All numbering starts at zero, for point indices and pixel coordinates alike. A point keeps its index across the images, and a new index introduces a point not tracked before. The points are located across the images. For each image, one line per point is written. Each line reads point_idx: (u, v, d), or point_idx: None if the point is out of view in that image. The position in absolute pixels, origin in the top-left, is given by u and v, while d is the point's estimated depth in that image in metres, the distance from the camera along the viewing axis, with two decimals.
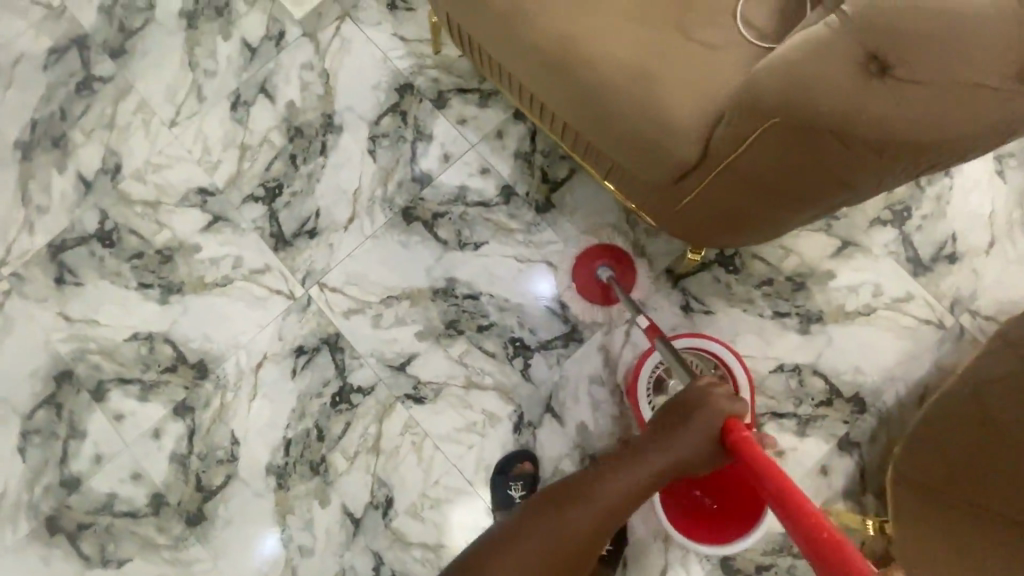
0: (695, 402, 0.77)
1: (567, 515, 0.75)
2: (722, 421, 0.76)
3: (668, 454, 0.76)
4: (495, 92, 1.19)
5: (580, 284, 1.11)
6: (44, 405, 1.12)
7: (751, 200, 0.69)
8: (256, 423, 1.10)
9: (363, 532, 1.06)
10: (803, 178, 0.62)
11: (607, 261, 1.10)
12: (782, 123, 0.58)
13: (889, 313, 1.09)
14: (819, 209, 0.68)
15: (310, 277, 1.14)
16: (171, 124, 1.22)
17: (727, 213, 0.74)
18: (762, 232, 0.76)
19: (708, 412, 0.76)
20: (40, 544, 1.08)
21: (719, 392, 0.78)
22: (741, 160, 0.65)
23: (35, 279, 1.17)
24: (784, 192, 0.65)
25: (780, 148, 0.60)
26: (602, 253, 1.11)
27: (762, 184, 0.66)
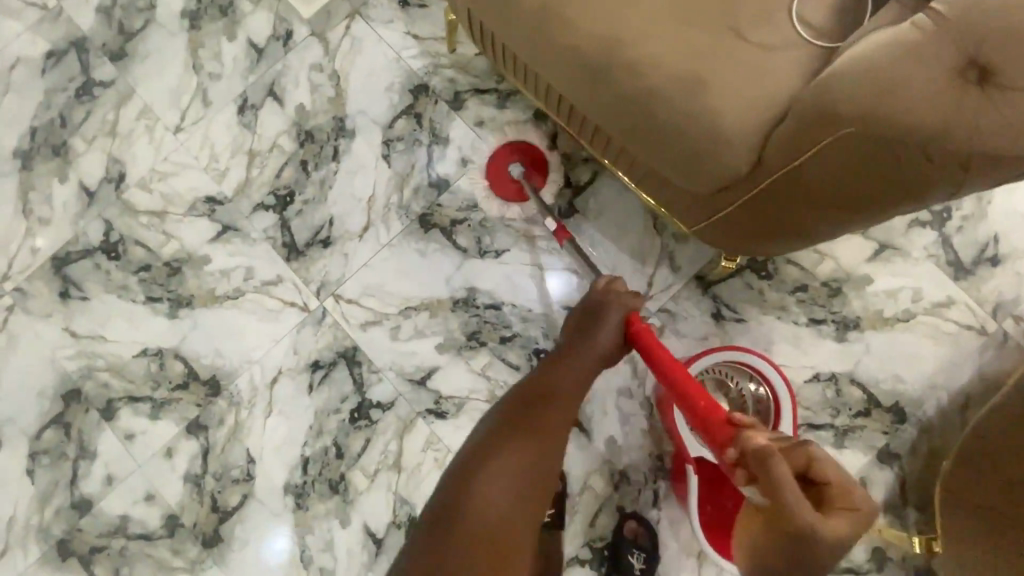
0: (600, 301, 0.88)
1: (521, 438, 0.78)
2: (623, 312, 0.86)
3: (596, 350, 0.85)
4: (514, 92, 1.14)
5: (494, 183, 1.11)
6: (53, 425, 1.08)
7: (803, 212, 0.68)
8: (272, 441, 1.06)
9: (386, 552, 1.03)
10: (869, 191, 0.61)
11: (520, 158, 1.11)
12: (858, 132, 0.56)
13: (929, 319, 1.04)
14: (868, 221, 0.67)
15: (325, 288, 1.10)
16: (176, 130, 1.17)
17: (772, 224, 0.72)
18: (803, 243, 0.75)
19: (611, 306, 0.87)
20: (52, 568, 1.04)
21: (616, 288, 0.89)
22: (801, 169, 0.63)
23: (40, 293, 1.12)
24: (847, 203, 0.63)
25: (849, 156, 0.58)
26: (513, 150, 1.12)
27: (819, 195, 0.64)
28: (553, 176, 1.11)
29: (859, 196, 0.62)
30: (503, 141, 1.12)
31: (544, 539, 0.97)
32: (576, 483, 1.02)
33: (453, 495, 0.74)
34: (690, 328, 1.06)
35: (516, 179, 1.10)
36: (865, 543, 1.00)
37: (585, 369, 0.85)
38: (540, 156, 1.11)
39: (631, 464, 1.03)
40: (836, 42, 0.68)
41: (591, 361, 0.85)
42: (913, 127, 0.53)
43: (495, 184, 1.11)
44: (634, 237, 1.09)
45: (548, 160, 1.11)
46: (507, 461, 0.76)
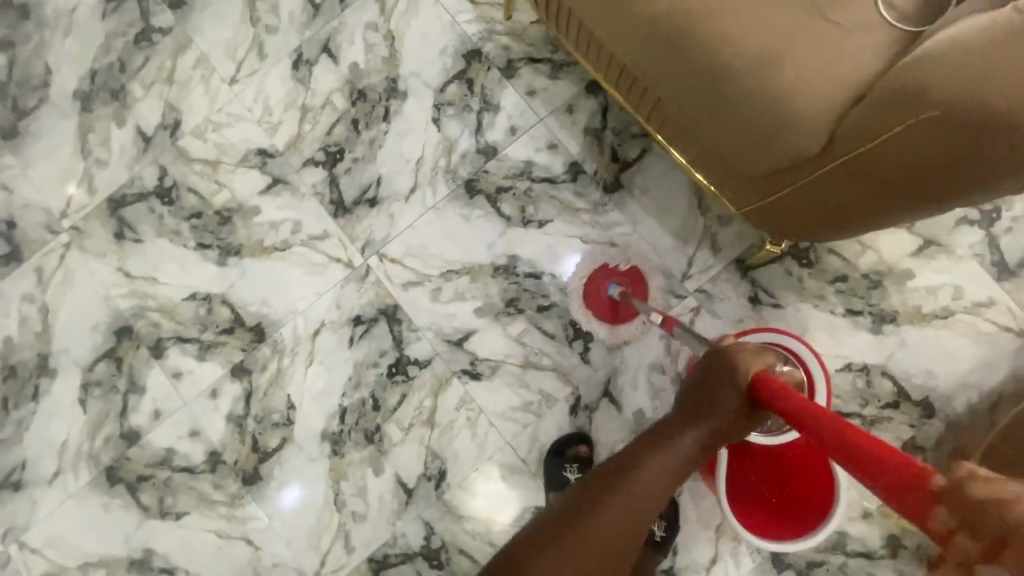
0: (721, 360, 0.79)
1: (628, 502, 0.69)
2: (749, 379, 0.76)
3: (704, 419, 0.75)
4: (568, 63, 1.14)
5: (591, 303, 1.08)
6: (105, 359, 1.13)
7: (863, 201, 0.68)
8: (312, 390, 1.10)
9: (415, 501, 1.07)
10: (937, 181, 0.61)
11: (615, 280, 1.08)
12: (942, 119, 0.57)
13: (968, 318, 1.05)
14: (924, 215, 0.68)
15: (370, 246, 1.13)
16: (231, 81, 1.19)
17: (826, 212, 0.73)
18: (853, 233, 0.76)
19: (736, 370, 0.77)
20: (100, 492, 1.11)
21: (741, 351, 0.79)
22: (872, 154, 0.63)
23: (95, 233, 1.16)
24: (911, 193, 0.64)
25: (928, 143, 0.59)
26: (610, 272, 1.09)
27: (885, 184, 0.65)
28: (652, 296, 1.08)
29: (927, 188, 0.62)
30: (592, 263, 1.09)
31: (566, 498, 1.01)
32: (603, 450, 1.06)
33: (548, 532, 0.67)
34: (728, 310, 1.08)
35: (614, 301, 1.07)
36: (881, 531, 1.02)
37: (703, 436, 0.75)
38: (637, 277, 1.08)
39: None
40: (918, 26, 0.68)
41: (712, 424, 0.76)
42: (999, 114, 0.54)
43: (593, 306, 1.08)
44: (678, 217, 1.09)
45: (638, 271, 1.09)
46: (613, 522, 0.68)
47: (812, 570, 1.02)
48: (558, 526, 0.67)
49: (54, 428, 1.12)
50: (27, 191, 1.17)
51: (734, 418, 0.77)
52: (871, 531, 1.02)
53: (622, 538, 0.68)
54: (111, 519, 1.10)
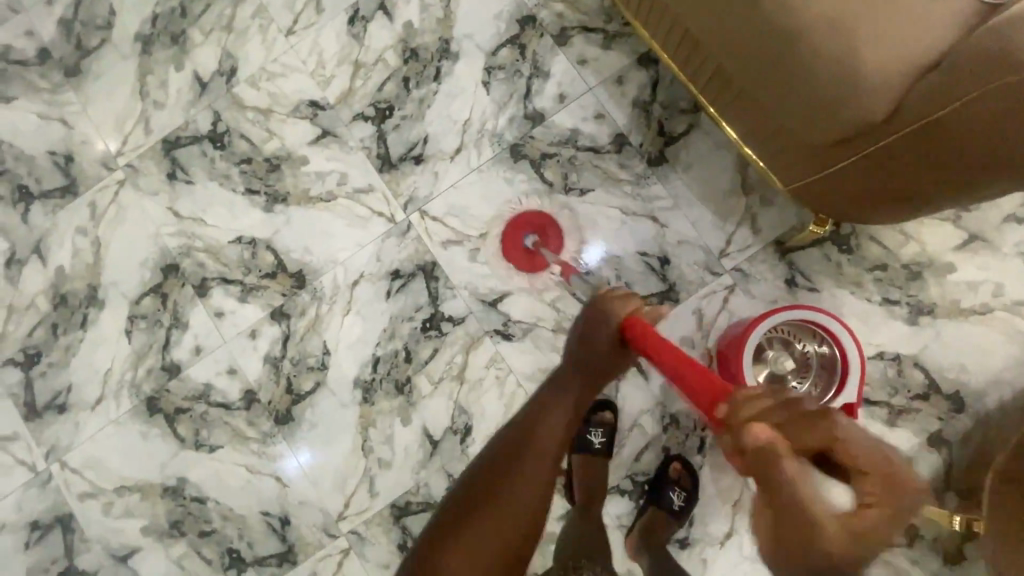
0: (595, 311, 0.82)
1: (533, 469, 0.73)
2: (620, 322, 0.80)
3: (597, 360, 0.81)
4: (621, 34, 1.14)
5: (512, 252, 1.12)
6: (151, 294, 1.17)
7: (925, 174, 0.70)
8: (347, 338, 1.13)
9: (440, 453, 1.10)
10: (1002, 156, 0.63)
11: (531, 228, 1.12)
12: (1005, 98, 0.59)
13: (1007, 315, 1.04)
14: (984, 193, 0.70)
15: (412, 203, 1.15)
16: (288, 33, 1.21)
17: (875, 186, 0.76)
18: (894, 212, 0.80)
19: (609, 315, 0.81)
20: (140, 421, 1.15)
21: (617, 298, 0.82)
22: (936, 125, 0.65)
23: (149, 172, 1.20)
24: (954, 173, 0.68)
25: (991, 116, 0.61)
26: (522, 221, 1.13)
27: (940, 158, 0.67)
28: (568, 241, 1.12)
29: (981, 167, 0.65)
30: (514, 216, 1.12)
31: (588, 460, 1.03)
32: (627, 418, 1.08)
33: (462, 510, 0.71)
34: (763, 290, 1.08)
35: (530, 249, 1.12)
36: None
37: (580, 387, 0.81)
38: (551, 223, 1.12)
39: (681, 410, 1.07)
40: None
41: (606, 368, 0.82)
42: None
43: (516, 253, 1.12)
44: (720, 195, 1.10)
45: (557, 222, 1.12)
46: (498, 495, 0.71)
47: None
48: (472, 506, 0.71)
49: (100, 356, 1.17)
50: (86, 128, 1.21)
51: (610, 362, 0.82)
52: None
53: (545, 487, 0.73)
54: (149, 447, 1.15)
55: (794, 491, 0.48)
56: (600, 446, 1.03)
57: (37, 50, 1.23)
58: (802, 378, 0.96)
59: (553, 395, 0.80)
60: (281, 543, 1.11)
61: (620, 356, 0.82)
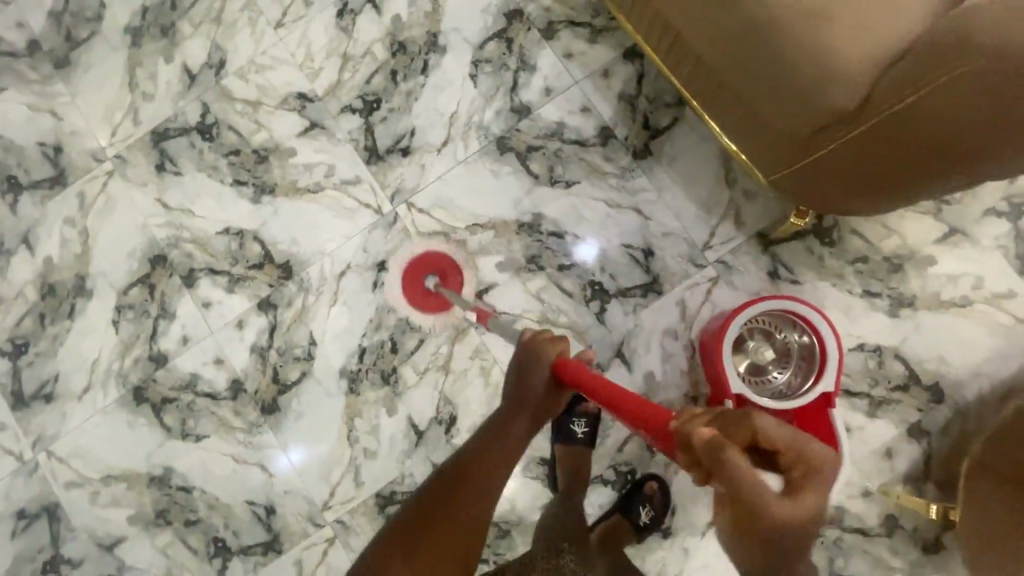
0: (527, 358, 0.77)
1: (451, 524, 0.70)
2: (553, 367, 0.75)
3: (528, 405, 0.77)
4: (607, 29, 1.15)
5: (414, 297, 1.13)
6: (139, 284, 1.18)
7: (899, 163, 0.71)
8: (333, 329, 1.14)
9: (425, 443, 1.11)
10: (955, 147, 0.66)
11: (429, 270, 1.14)
12: (961, 89, 0.61)
13: (987, 308, 1.05)
14: (956, 181, 0.72)
15: (399, 195, 1.16)
16: (277, 25, 1.21)
17: (844, 178, 0.78)
18: (864, 204, 0.82)
19: (542, 362, 0.76)
20: (127, 411, 1.16)
21: (547, 338, 0.77)
22: (898, 116, 0.66)
23: (137, 163, 1.21)
24: (916, 163, 0.70)
25: (944, 109, 0.63)
26: (418, 265, 1.14)
27: (902, 149, 0.69)
28: (465, 274, 1.13)
29: (936, 157, 0.68)
30: (409, 261, 1.14)
31: (572, 449, 1.04)
32: None
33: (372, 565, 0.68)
34: (746, 282, 1.09)
35: (431, 291, 1.13)
36: (880, 510, 1.03)
37: (513, 434, 0.76)
38: (443, 260, 1.14)
39: (664, 401, 1.08)
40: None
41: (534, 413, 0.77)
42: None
43: (417, 301, 1.13)
44: (704, 188, 1.11)
45: (454, 258, 1.13)
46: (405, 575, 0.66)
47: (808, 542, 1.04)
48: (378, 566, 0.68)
49: (87, 346, 1.17)
50: (75, 119, 1.22)
51: (545, 407, 0.78)
52: (869, 510, 1.04)
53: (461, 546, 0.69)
54: (136, 437, 1.15)
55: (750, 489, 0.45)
56: (583, 435, 1.04)
57: (27, 41, 1.23)
58: (782, 368, 0.98)
59: (489, 446, 0.76)
60: (267, 532, 1.11)
61: (554, 399, 0.78)
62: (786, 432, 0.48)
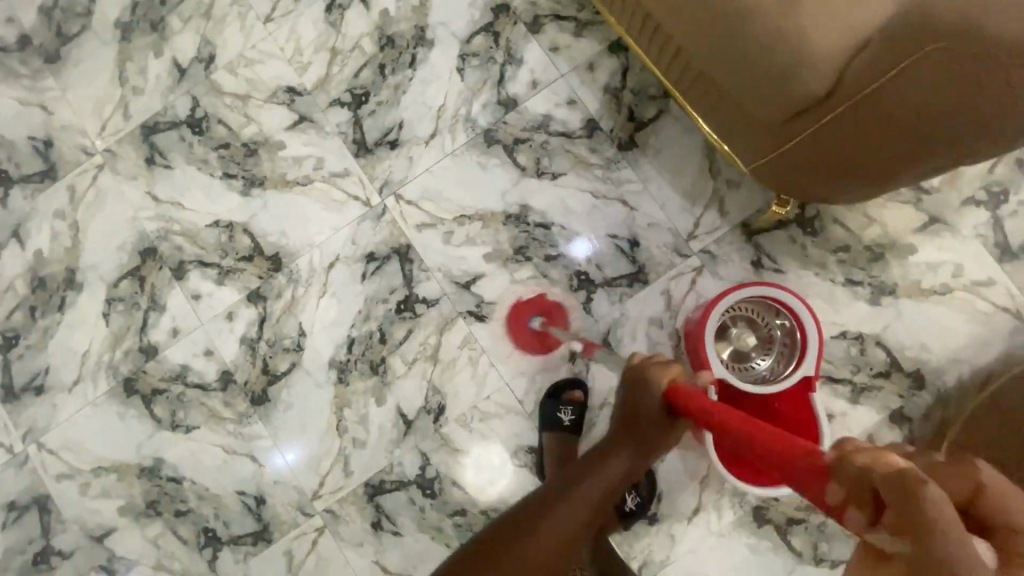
0: (634, 380, 0.74)
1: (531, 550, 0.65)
2: (665, 394, 0.70)
3: (631, 438, 0.71)
4: (592, 22, 1.16)
5: (523, 342, 1.12)
6: (129, 277, 1.19)
7: (876, 145, 0.72)
8: (322, 320, 1.15)
9: (414, 432, 1.12)
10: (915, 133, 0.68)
11: (537, 310, 1.12)
12: (914, 77, 0.63)
13: (966, 295, 1.07)
14: (940, 161, 0.72)
15: (388, 186, 1.17)
16: (266, 20, 1.22)
17: (817, 165, 0.81)
18: (839, 192, 0.85)
19: (651, 388, 0.71)
20: (117, 402, 1.16)
21: (658, 365, 0.73)
22: (860, 104, 0.69)
23: (127, 157, 1.22)
24: (881, 149, 0.72)
25: (899, 98, 0.65)
26: (518, 311, 1.13)
27: (867, 136, 0.72)
28: (568, 309, 1.12)
29: (898, 143, 0.70)
30: (509, 308, 1.12)
31: (558, 437, 1.05)
32: (597, 397, 1.10)
33: None
34: (730, 271, 1.10)
35: (539, 331, 1.11)
36: None
37: (609, 467, 0.71)
38: (543, 300, 1.12)
39: None
40: None
41: (636, 450, 0.71)
42: (997, 51, 0.57)
43: (523, 344, 1.12)
44: (688, 179, 1.12)
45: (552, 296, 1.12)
46: None
47: (792, 527, 1.05)
48: None
49: (77, 339, 1.18)
50: (65, 113, 1.23)
51: (649, 440, 0.71)
52: None
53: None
54: (126, 428, 1.16)
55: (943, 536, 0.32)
56: (569, 423, 1.05)
57: (17, 36, 1.24)
58: (764, 355, 0.99)
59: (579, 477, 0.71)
60: (257, 522, 1.12)
61: (661, 437, 0.71)
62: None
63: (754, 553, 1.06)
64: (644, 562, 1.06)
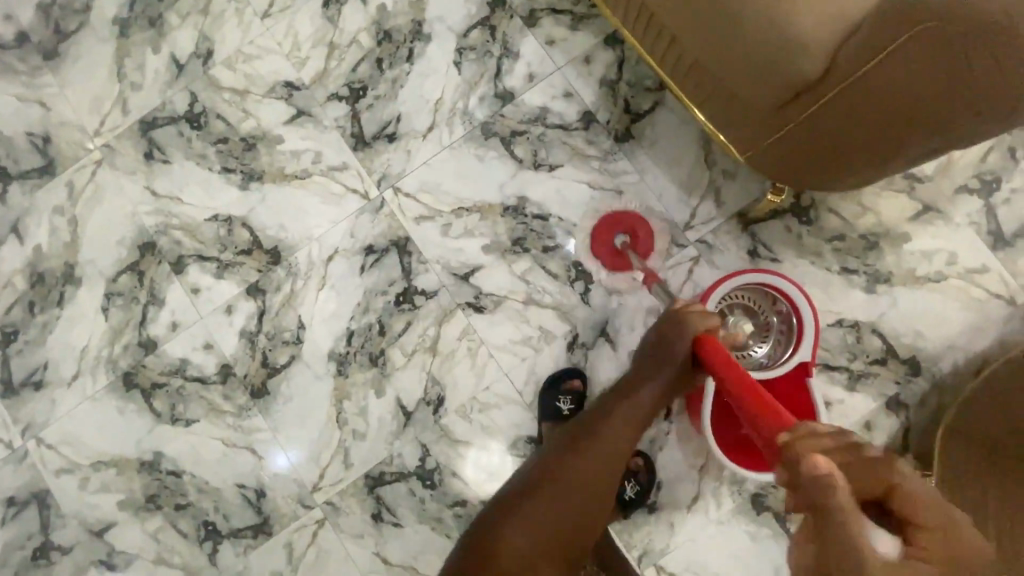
0: (671, 324, 0.90)
1: (596, 456, 0.83)
2: (696, 336, 0.87)
3: (668, 371, 0.88)
4: (588, 16, 1.17)
5: (601, 249, 1.12)
6: (128, 272, 1.19)
7: (873, 125, 0.73)
8: (322, 313, 1.15)
9: (414, 424, 1.12)
10: (912, 111, 0.68)
11: (620, 228, 1.12)
12: (907, 56, 0.63)
13: (961, 283, 1.08)
14: (942, 139, 0.72)
15: (386, 179, 1.17)
16: (264, 16, 1.23)
17: (816, 149, 0.82)
18: (839, 175, 0.85)
19: (686, 330, 0.87)
20: (117, 397, 1.16)
21: (690, 313, 0.90)
22: (854, 85, 0.69)
23: (125, 152, 1.22)
24: (878, 128, 0.73)
25: (893, 77, 0.66)
26: (612, 222, 1.12)
27: (864, 117, 0.72)
28: (658, 243, 1.12)
29: (896, 122, 0.71)
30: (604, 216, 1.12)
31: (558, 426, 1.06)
32: (596, 387, 1.11)
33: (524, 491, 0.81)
34: (727, 261, 1.11)
35: (620, 249, 1.12)
36: None
37: (650, 394, 0.88)
38: (640, 224, 1.12)
39: None
40: None
41: (670, 380, 0.89)
42: (987, 26, 0.57)
43: (602, 255, 1.12)
44: (685, 170, 1.13)
45: (649, 225, 1.12)
46: (554, 496, 0.80)
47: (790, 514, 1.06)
48: (535, 486, 0.81)
49: (77, 334, 1.18)
50: (63, 109, 1.23)
51: (681, 374, 0.89)
52: None
53: (603, 475, 0.83)
54: (125, 422, 1.16)
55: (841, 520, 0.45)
56: (568, 412, 1.06)
57: (15, 33, 1.24)
58: (761, 342, 1.00)
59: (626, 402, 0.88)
60: (257, 514, 1.12)
61: (690, 370, 0.89)
62: (929, 511, 0.47)
63: (753, 540, 1.06)
64: (644, 550, 1.07)
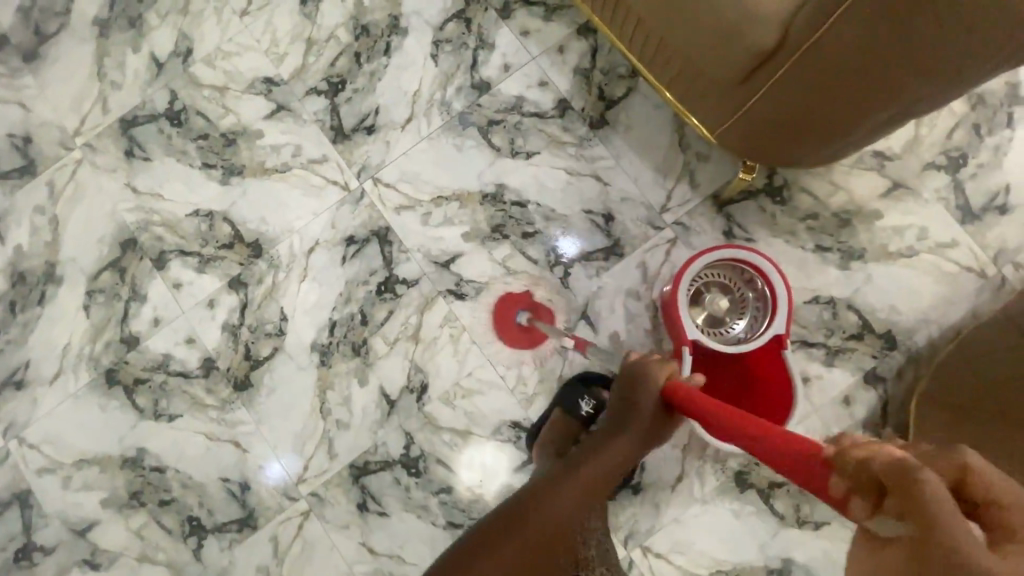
0: (634, 373, 0.76)
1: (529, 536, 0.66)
2: (662, 389, 0.74)
3: (633, 433, 0.73)
4: (561, 7, 1.20)
5: (508, 337, 1.13)
6: (109, 269, 1.19)
7: (837, 88, 0.74)
8: (304, 304, 1.16)
9: (397, 412, 1.12)
10: (866, 74, 0.70)
11: (519, 307, 1.13)
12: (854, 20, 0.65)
13: (933, 257, 1.10)
14: (910, 95, 0.73)
15: (366, 171, 1.19)
16: (242, 13, 1.25)
17: (781, 118, 0.83)
18: (807, 145, 0.87)
19: (650, 379, 0.75)
20: (99, 394, 1.16)
21: (655, 362, 0.77)
22: (810, 51, 0.71)
23: (106, 150, 1.23)
24: (837, 92, 0.74)
25: (844, 40, 0.67)
26: (505, 304, 1.14)
27: (823, 82, 0.74)
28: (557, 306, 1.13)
29: (851, 86, 0.73)
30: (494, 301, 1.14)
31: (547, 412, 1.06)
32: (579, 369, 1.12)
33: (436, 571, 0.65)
34: (703, 242, 1.13)
35: (525, 327, 1.12)
36: None
37: (611, 459, 0.72)
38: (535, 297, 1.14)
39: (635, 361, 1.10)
40: None
41: (636, 440, 0.73)
42: None
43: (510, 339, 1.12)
44: (659, 154, 1.15)
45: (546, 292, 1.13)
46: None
47: (773, 490, 1.07)
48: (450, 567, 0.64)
49: (58, 332, 1.18)
50: (43, 109, 1.24)
51: (648, 434, 0.74)
52: None
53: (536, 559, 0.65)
54: (108, 420, 1.15)
55: (939, 519, 0.31)
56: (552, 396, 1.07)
57: None
58: (738, 318, 1.02)
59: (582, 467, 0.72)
60: (241, 508, 1.12)
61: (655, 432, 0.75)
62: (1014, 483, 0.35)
63: (737, 518, 1.07)
64: (629, 532, 1.07)
